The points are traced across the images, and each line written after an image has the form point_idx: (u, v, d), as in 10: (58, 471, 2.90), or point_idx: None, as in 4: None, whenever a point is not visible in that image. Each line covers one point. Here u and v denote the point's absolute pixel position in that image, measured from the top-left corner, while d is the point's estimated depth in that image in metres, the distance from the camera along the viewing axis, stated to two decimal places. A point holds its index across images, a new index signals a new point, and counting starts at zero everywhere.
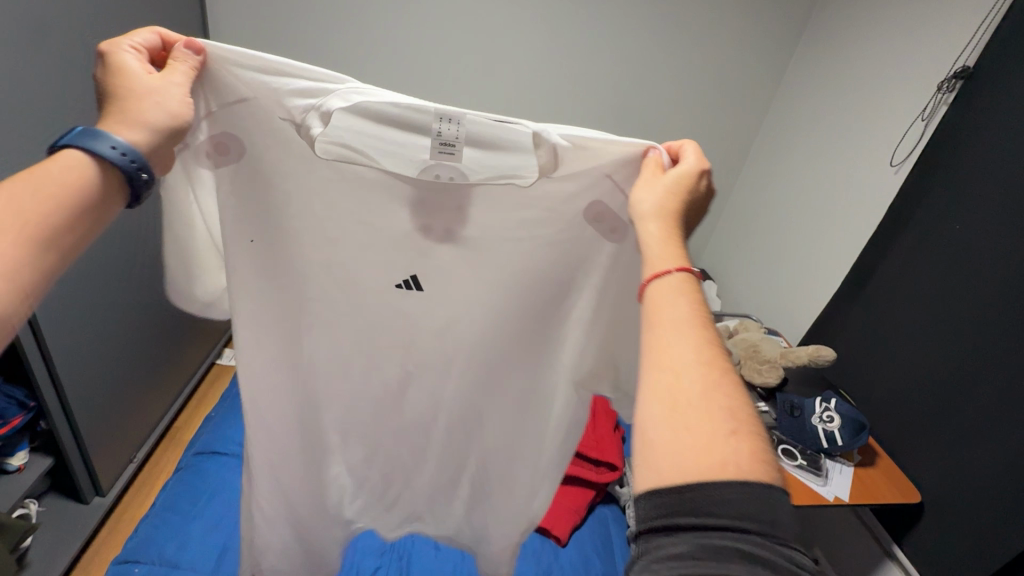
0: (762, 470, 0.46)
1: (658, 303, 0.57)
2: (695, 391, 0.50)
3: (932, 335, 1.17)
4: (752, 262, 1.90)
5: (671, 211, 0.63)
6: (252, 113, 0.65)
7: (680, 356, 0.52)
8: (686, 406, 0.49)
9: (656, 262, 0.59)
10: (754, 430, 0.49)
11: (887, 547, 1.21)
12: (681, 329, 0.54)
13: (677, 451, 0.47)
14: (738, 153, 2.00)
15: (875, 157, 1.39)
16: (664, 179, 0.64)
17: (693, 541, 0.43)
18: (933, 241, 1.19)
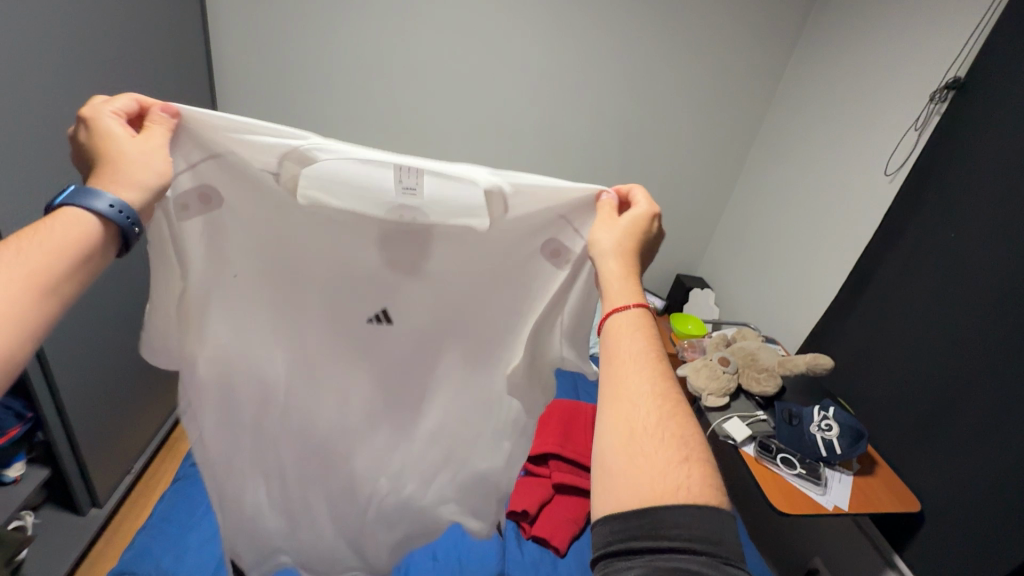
0: (710, 495, 0.48)
1: (618, 338, 0.60)
2: (650, 419, 0.52)
3: (928, 343, 1.17)
4: (748, 270, 1.91)
5: (628, 250, 0.66)
6: (225, 168, 0.65)
7: (636, 387, 0.55)
8: (641, 432, 0.52)
9: (615, 297, 0.62)
10: (705, 460, 0.51)
11: (886, 556, 1.21)
12: (638, 363, 0.57)
13: (631, 477, 0.50)
14: (734, 162, 2.02)
15: (870, 167, 1.40)
16: (618, 221, 0.67)
17: (648, 562, 0.45)
18: (929, 249, 1.20)
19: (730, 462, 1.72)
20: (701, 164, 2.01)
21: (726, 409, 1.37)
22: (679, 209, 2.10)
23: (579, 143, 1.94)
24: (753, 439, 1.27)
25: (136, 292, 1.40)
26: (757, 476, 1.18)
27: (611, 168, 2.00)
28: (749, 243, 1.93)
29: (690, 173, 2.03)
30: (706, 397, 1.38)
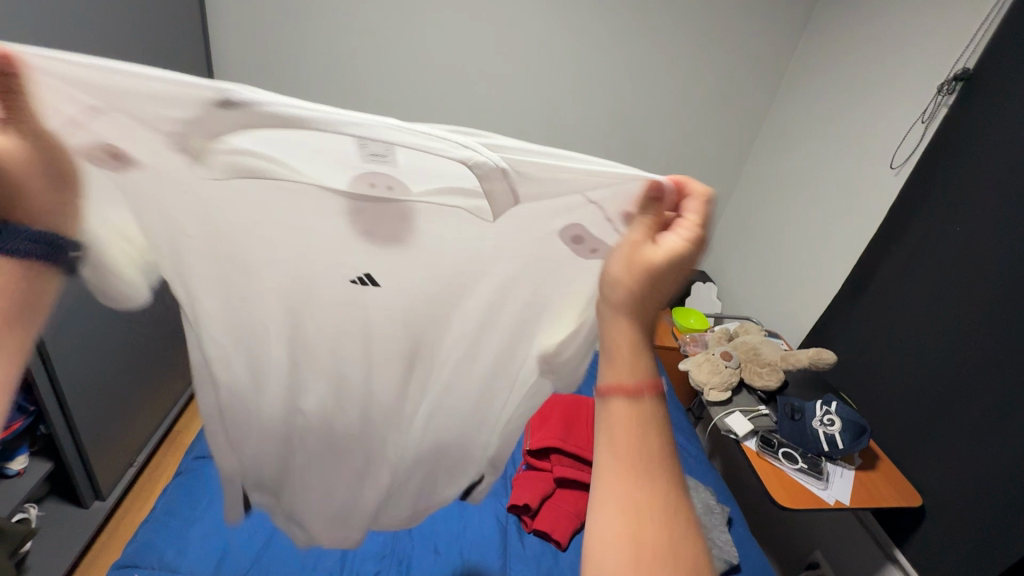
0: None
1: (624, 427, 0.47)
2: (660, 535, 0.44)
3: (932, 339, 1.16)
4: (751, 264, 1.90)
5: (643, 299, 0.49)
6: (115, 120, 0.50)
7: (638, 499, 0.45)
8: (651, 558, 0.43)
9: (621, 369, 0.49)
10: (708, 564, 0.46)
11: (888, 551, 1.21)
12: (651, 463, 0.46)
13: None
14: (738, 155, 2.00)
15: (875, 160, 1.39)
16: (650, 254, 0.49)
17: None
18: (934, 244, 1.19)
19: (731, 456, 1.73)
20: (704, 157, 1.99)
21: (727, 403, 1.37)
22: None
23: (581, 137, 1.92)
24: (755, 434, 1.27)
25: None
26: (758, 470, 1.18)
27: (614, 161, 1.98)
28: (752, 237, 1.92)
29: (693, 167, 2.02)
30: (707, 392, 1.38)
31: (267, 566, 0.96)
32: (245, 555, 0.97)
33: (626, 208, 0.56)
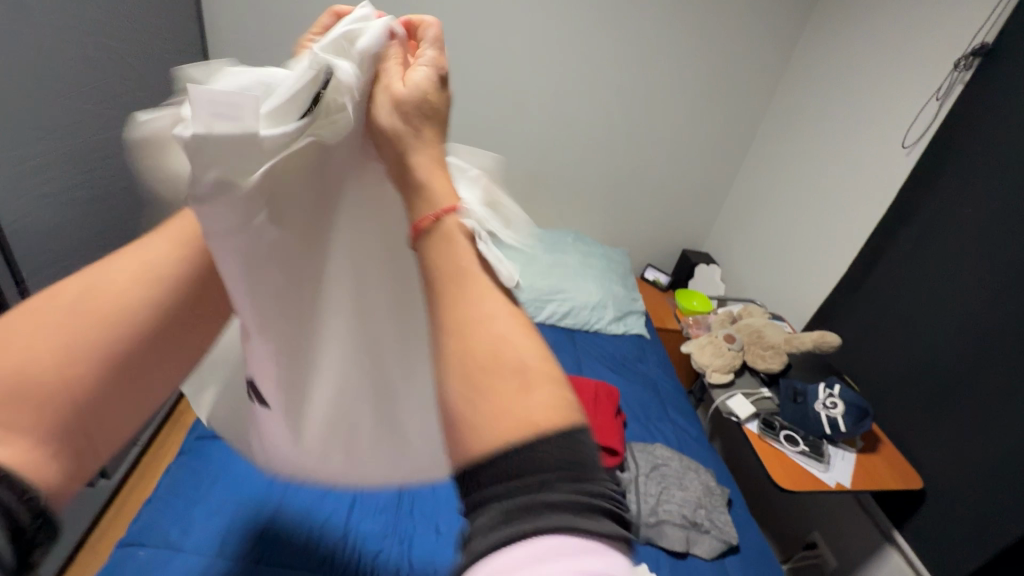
0: (568, 416, 0.36)
1: (437, 254, 0.43)
2: (486, 352, 0.37)
3: (938, 321, 1.15)
4: (755, 246, 1.88)
5: (420, 106, 0.49)
6: None
7: (474, 307, 0.40)
8: (479, 355, 0.37)
9: (425, 202, 0.45)
10: (558, 372, 0.38)
11: (886, 531, 1.21)
12: (464, 282, 0.41)
13: (476, 427, 0.36)
14: (745, 134, 1.96)
15: (886, 139, 1.35)
16: (402, 88, 0.49)
17: (502, 510, 0.34)
18: (945, 225, 1.16)
19: (732, 437, 1.73)
20: (710, 135, 1.95)
21: (729, 386, 1.37)
22: (686, 182, 2.05)
23: (585, 115, 1.87)
24: (757, 416, 1.27)
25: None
26: (760, 452, 1.18)
27: (619, 140, 1.93)
28: (757, 218, 1.89)
29: (700, 146, 1.97)
30: (709, 374, 1.37)
31: (270, 543, 0.92)
32: (252, 525, 0.95)
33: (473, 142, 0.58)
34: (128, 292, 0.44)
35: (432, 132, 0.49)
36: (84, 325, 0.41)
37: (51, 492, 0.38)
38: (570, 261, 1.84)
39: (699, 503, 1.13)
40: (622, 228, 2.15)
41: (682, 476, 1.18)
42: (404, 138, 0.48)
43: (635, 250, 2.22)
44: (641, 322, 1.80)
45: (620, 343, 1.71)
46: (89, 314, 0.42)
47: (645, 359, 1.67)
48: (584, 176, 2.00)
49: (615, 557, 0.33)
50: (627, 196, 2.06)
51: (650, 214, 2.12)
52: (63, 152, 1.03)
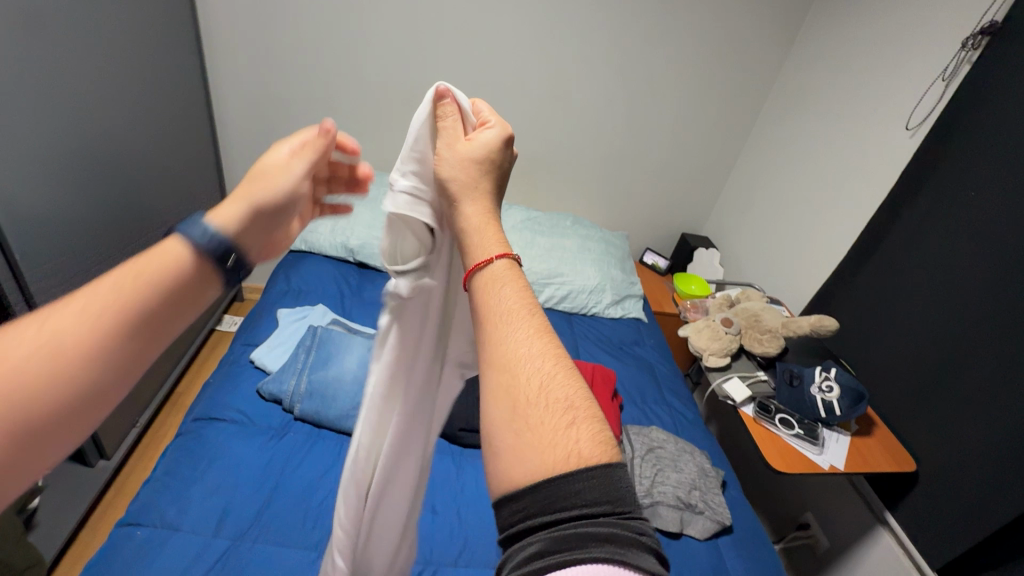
0: (607, 453, 0.40)
1: (488, 298, 0.48)
2: (534, 388, 0.42)
3: (939, 305, 1.15)
4: (755, 230, 1.86)
5: (480, 162, 0.55)
6: None
7: (524, 352, 0.44)
8: (531, 400, 0.42)
9: (477, 250, 0.51)
10: (595, 410, 0.43)
11: (879, 513, 1.22)
12: (512, 322, 0.46)
13: (523, 455, 0.40)
14: (748, 116, 1.92)
15: (890, 120, 1.33)
16: (467, 147, 0.55)
17: (549, 535, 0.36)
18: (947, 208, 1.15)
19: (728, 421, 1.74)
20: (712, 116, 1.91)
21: (726, 369, 1.37)
22: (687, 165, 2.02)
23: (585, 95, 1.83)
24: (753, 399, 1.27)
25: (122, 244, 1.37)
26: (755, 435, 1.19)
27: (619, 121, 1.90)
28: (756, 201, 1.87)
29: (701, 128, 1.94)
30: (707, 357, 1.37)
31: (267, 525, 0.93)
32: (251, 505, 0.96)
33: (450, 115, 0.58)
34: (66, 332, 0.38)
35: (486, 186, 0.55)
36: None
37: None
38: (568, 244, 1.82)
39: (694, 485, 1.14)
40: (621, 211, 2.13)
41: (677, 458, 1.19)
42: (462, 192, 0.54)
43: (634, 233, 2.21)
44: (639, 306, 1.79)
45: (617, 326, 1.71)
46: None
47: (643, 343, 1.67)
48: (583, 157, 1.98)
49: None
50: (626, 178, 2.04)
51: (649, 197, 2.10)
52: None
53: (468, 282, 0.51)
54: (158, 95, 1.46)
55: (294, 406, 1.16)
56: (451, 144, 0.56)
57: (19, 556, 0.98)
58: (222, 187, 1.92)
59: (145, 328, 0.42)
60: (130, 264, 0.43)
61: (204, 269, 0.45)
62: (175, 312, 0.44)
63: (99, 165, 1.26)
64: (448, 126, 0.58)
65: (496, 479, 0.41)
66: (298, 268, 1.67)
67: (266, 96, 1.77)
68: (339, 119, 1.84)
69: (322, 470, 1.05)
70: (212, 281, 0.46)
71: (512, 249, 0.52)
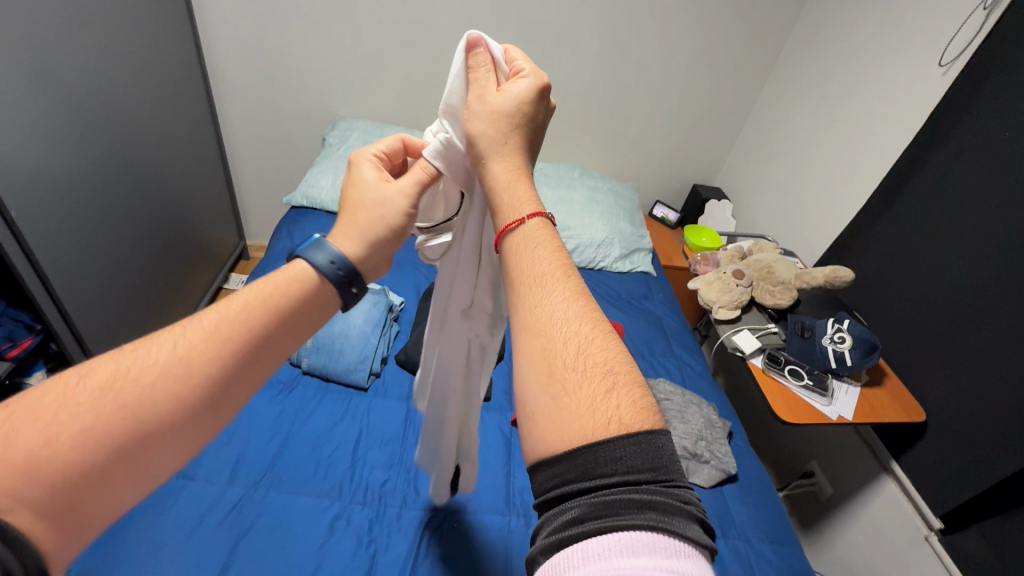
0: (648, 419, 0.38)
1: (522, 261, 0.47)
2: (570, 353, 0.41)
3: (963, 255, 1.10)
4: (770, 180, 1.79)
5: (511, 117, 0.54)
6: None
7: (557, 316, 0.43)
8: (566, 364, 0.41)
9: (507, 211, 0.50)
10: (636, 376, 0.41)
11: (885, 463, 1.23)
12: (547, 286, 0.45)
13: (560, 422, 0.39)
14: (767, 58, 1.80)
15: (921, 58, 1.24)
16: (498, 100, 0.54)
17: (591, 500, 0.35)
18: (977, 152, 1.09)
19: (736, 374, 1.74)
20: (729, 60, 1.80)
21: (736, 321, 1.35)
22: (701, 112, 1.92)
23: (593, 38, 1.73)
24: (762, 352, 1.26)
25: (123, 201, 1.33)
26: (763, 388, 1.18)
27: (630, 65, 1.80)
28: (772, 149, 1.79)
29: (717, 71, 1.83)
30: (716, 310, 1.35)
31: (279, 476, 0.95)
32: (263, 455, 0.98)
33: (483, 72, 0.57)
34: (201, 347, 0.42)
35: (516, 142, 0.54)
36: (109, 408, 0.37)
37: (53, 547, 0.34)
38: (577, 196, 1.77)
39: (700, 435, 1.14)
40: (632, 162, 2.05)
41: (684, 409, 1.19)
42: (490, 147, 0.53)
43: (644, 185, 2.13)
44: (648, 260, 1.76)
45: (626, 281, 1.68)
46: (120, 399, 0.38)
47: (651, 296, 1.65)
48: (592, 105, 1.89)
49: (700, 562, 0.33)
50: (636, 127, 1.95)
51: (661, 147, 2.01)
52: None
53: (499, 245, 0.50)
54: (149, 45, 1.39)
55: (301, 360, 1.16)
56: (481, 96, 0.55)
57: None
58: (219, 143, 1.86)
59: (269, 349, 0.47)
60: (253, 287, 0.48)
61: (325, 289, 0.51)
62: (288, 335, 0.48)
63: (91, 121, 1.21)
64: (481, 81, 0.57)
65: (530, 446, 0.40)
66: (302, 224, 1.63)
67: (256, 45, 1.68)
68: (335, 69, 1.76)
69: (330, 423, 1.06)
70: (330, 297, 0.51)
71: (546, 209, 0.51)
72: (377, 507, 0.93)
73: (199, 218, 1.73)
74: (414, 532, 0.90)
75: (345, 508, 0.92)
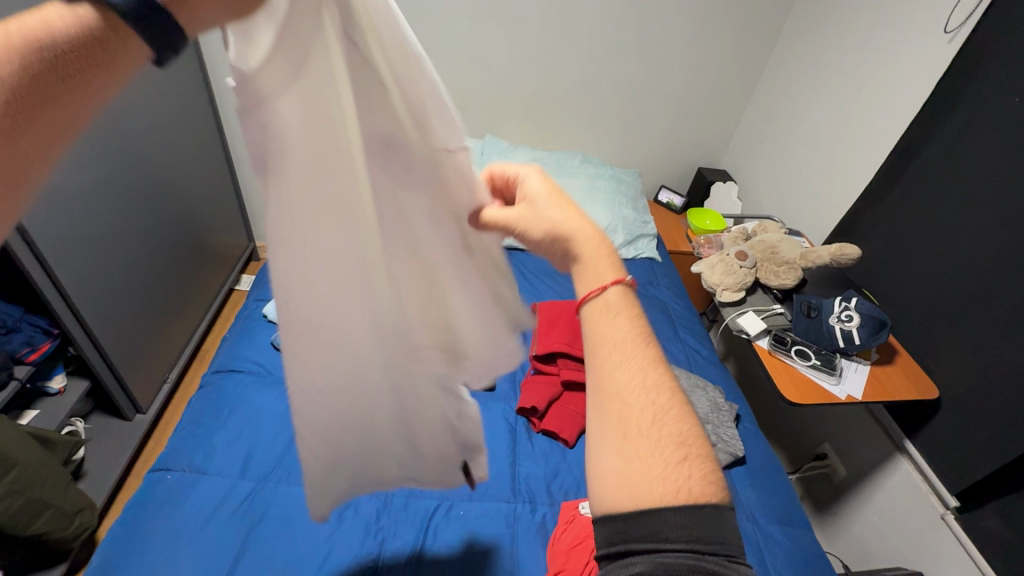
0: (712, 491, 0.42)
1: (601, 332, 0.49)
2: (646, 418, 0.44)
3: (977, 226, 1.07)
4: (776, 159, 1.76)
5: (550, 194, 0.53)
6: None
7: (639, 385, 0.46)
8: (649, 434, 0.43)
9: (588, 274, 0.51)
10: (704, 449, 0.45)
11: (898, 442, 1.20)
12: (629, 353, 0.48)
13: (631, 483, 0.42)
14: (771, 34, 1.76)
15: (925, 24, 1.21)
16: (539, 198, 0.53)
17: (654, 560, 0.38)
18: (988, 118, 1.06)
19: (746, 358, 1.72)
20: (731, 37, 1.76)
21: (741, 304, 1.33)
22: (703, 94, 1.89)
23: (591, 22, 1.70)
24: (768, 333, 1.24)
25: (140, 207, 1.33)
26: (769, 368, 1.17)
27: (629, 49, 1.77)
28: (777, 128, 1.76)
29: (718, 51, 1.79)
30: (720, 292, 1.34)
31: (289, 469, 0.96)
32: (272, 450, 0.99)
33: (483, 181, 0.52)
34: None
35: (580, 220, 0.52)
36: None
37: None
38: (578, 184, 1.75)
39: (706, 418, 1.14)
40: (634, 147, 2.03)
41: (690, 392, 1.19)
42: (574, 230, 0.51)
43: (647, 170, 2.11)
44: (653, 245, 1.74)
45: (631, 267, 1.67)
46: None
47: (656, 282, 1.64)
48: (591, 90, 1.87)
49: None
50: (637, 112, 1.93)
51: (663, 131, 1.99)
52: None
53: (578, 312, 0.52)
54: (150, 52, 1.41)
55: None
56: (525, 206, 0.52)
57: (69, 500, 1.09)
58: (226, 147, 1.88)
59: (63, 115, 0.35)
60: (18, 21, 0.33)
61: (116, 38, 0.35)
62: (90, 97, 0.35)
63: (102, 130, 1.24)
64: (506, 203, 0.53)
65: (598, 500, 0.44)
66: None
67: None
68: None
69: None
70: (129, 51, 0.35)
71: (626, 276, 0.52)
72: (385, 498, 0.95)
73: (208, 220, 1.76)
74: (422, 520, 0.92)
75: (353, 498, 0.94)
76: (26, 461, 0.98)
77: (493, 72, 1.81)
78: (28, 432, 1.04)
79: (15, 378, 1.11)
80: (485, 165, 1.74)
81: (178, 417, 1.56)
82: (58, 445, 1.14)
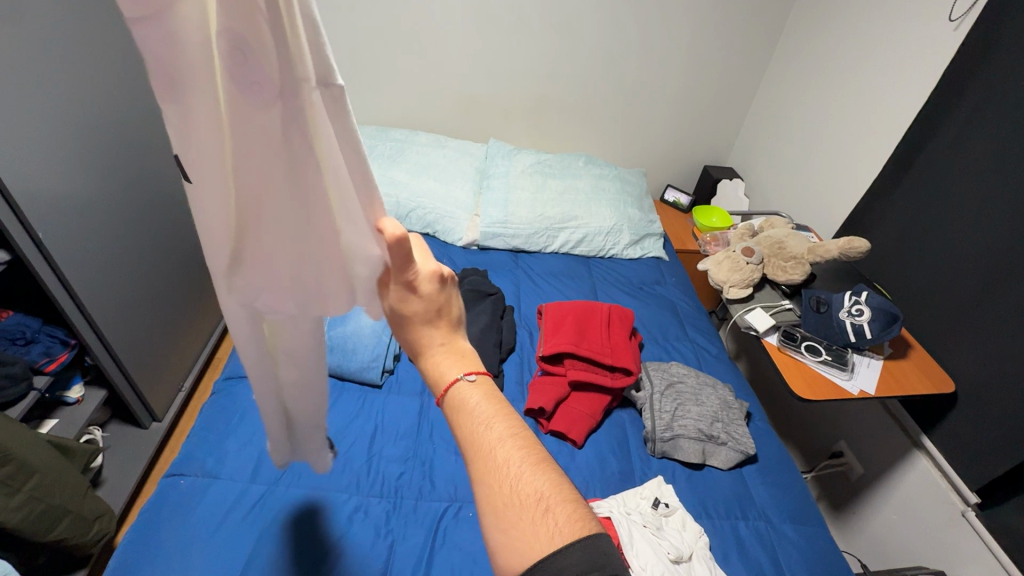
0: (582, 527, 0.44)
1: (461, 422, 0.52)
2: (508, 486, 0.47)
3: (991, 216, 1.05)
4: (783, 155, 1.74)
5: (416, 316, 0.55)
6: None
7: (492, 463, 0.48)
8: (508, 504, 0.46)
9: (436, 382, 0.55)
10: (568, 493, 0.47)
11: (914, 437, 1.18)
12: (480, 437, 0.50)
13: (513, 547, 0.45)
14: (774, 29, 1.75)
15: (931, 13, 1.19)
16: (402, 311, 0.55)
17: None
18: (996, 106, 1.04)
19: (757, 356, 1.70)
20: (733, 33, 1.76)
21: (749, 300, 1.32)
22: (707, 92, 1.89)
23: (591, 24, 1.72)
24: (777, 329, 1.23)
25: (154, 219, 1.35)
26: (779, 365, 1.15)
27: (630, 49, 1.78)
28: (783, 124, 1.75)
29: (721, 49, 1.79)
30: (727, 290, 1.32)
31: (300, 471, 0.97)
32: None
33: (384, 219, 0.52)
34: None
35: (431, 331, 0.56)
36: None
37: None
38: (581, 184, 1.75)
39: (715, 417, 1.12)
40: (639, 147, 2.03)
41: (699, 392, 1.18)
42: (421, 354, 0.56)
43: (653, 170, 2.10)
44: (659, 244, 1.74)
45: (637, 267, 1.67)
46: None
47: (663, 281, 1.64)
48: (593, 91, 1.87)
49: None
50: (641, 112, 1.93)
51: (668, 130, 1.99)
52: (59, 105, 1.02)
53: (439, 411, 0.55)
54: None
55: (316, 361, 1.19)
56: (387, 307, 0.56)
57: (89, 507, 1.11)
58: None
59: None
60: None
61: None
62: None
63: None
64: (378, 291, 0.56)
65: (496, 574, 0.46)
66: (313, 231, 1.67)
67: None
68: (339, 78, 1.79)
69: (346, 420, 1.08)
70: None
71: (471, 373, 0.54)
72: (394, 499, 0.95)
73: None
74: (431, 521, 0.93)
75: (362, 501, 0.94)
76: (46, 468, 1.00)
77: (496, 76, 1.83)
78: (47, 440, 1.07)
79: (35, 389, 1.14)
80: (488, 169, 1.76)
81: (191, 424, 1.59)
82: (77, 453, 1.16)
